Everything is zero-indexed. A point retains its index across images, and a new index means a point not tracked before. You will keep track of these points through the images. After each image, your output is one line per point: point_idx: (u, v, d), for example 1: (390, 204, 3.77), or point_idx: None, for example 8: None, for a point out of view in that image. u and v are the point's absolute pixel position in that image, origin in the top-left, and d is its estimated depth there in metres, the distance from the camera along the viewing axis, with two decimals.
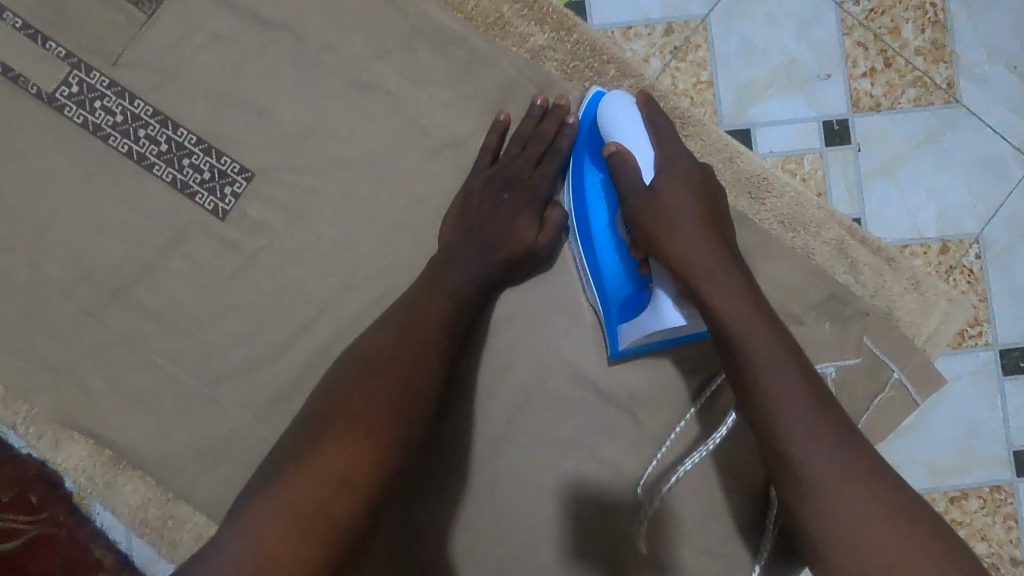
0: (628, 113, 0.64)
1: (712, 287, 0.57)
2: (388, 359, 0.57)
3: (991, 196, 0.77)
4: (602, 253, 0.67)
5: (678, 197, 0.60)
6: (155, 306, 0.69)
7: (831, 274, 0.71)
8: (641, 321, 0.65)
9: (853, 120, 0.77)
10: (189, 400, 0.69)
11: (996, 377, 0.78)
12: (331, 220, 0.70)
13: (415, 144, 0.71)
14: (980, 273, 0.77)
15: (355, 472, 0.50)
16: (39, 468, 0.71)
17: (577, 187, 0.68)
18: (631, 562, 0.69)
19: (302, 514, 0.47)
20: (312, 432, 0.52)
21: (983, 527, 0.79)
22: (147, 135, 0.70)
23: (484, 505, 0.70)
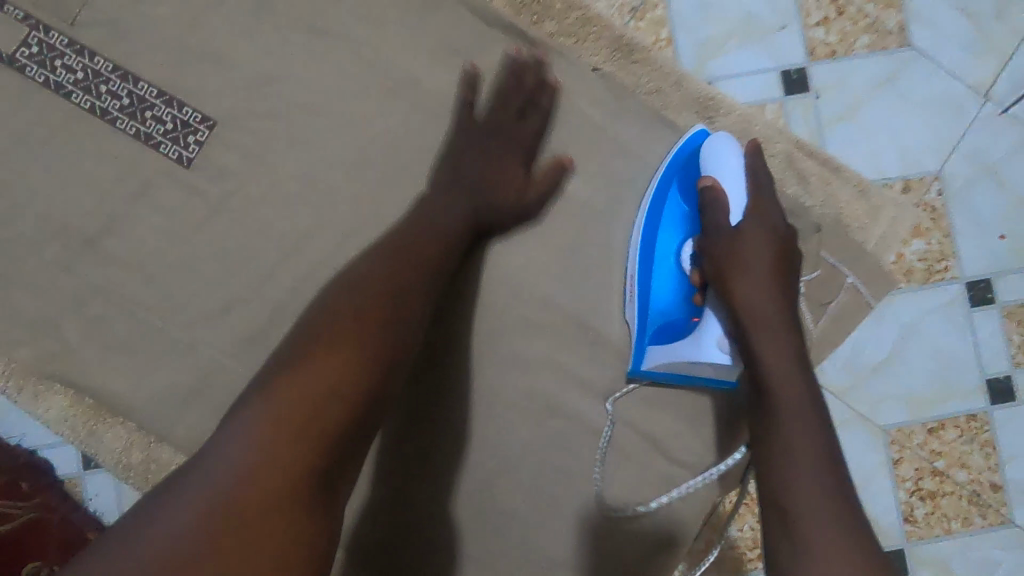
0: (732, 158, 0.68)
1: (762, 326, 0.61)
2: (375, 282, 0.56)
3: (949, 135, 0.80)
4: (659, 275, 0.70)
5: (758, 244, 0.64)
6: (125, 255, 0.71)
7: (783, 188, 0.74)
8: (674, 349, 0.69)
9: (811, 69, 0.80)
10: (164, 344, 0.70)
11: (964, 309, 0.81)
12: (293, 164, 0.72)
13: (374, 87, 0.73)
14: (942, 211, 0.80)
15: (344, 391, 0.50)
16: (30, 457, 0.77)
17: (654, 206, 0.71)
18: (605, 478, 0.72)
19: (293, 423, 0.48)
20: (297, 354, 0.52)
21: (962, 456, 0.81)
22: (109, 90, 0.71)
23: (460, 431, 0.72)
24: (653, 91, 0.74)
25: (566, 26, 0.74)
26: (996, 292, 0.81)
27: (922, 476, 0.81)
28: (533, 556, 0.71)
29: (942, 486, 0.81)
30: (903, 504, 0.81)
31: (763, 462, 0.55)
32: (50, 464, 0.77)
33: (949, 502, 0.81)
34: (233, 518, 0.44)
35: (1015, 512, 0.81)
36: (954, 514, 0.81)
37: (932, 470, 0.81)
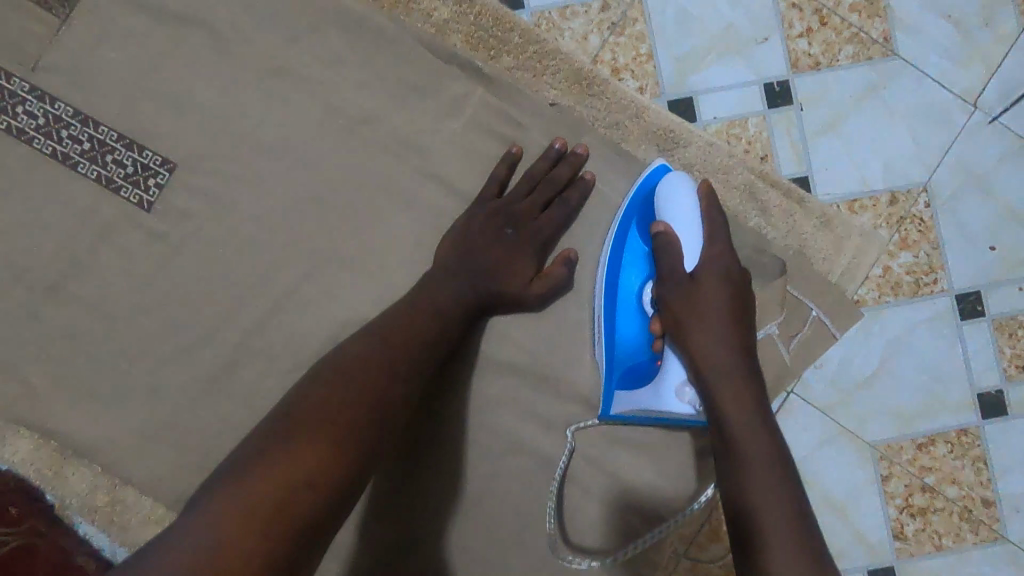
0: (687, 199, 0.68)
1: (727, 382, 0.62)
2: (359, 370, 0.57)
3: (935, 146, 0.78)
4: (623, 318, 0.71)
5: (713, 289, 0.66)
6: (88, 298, 0.71)
7: (744, 221, 0.73)
8: (639, 395, 0.70)
9: (793, 81, 0.78)
10: (128, 386, 0.71)
11: (954, 322, 0.79)
12: (252, 203, 0.72)
13: (332, 125, 0.73)
14: (930, 222, 0.78)
15: (320, 476, 0.50)
16: (20, 481, 0.75)
17: (615, 252, 0.71)
18: (570, 510, 0.72)
19: (260, 516, 0.47)
20: (279, 430, 0.53)
21: (953, 471, 0.80)
22: (70, 135, 0.72)
23: (422, 467, 0.72)
24: (612, 124, 0.74)
25: (523, 60, 0.74)
26: (986, 303, 0.79)
27: (912, 493, 0.80)
28: None
29: (932, 502, 0.80)
30: (892, 521, 0.80)
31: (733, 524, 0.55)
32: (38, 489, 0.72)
33: (940, 518, 0.80)
34: None
35: (1008, 527, 0.80)
36: (945, 531, 0.80)
37: (921, 485, 0.80)
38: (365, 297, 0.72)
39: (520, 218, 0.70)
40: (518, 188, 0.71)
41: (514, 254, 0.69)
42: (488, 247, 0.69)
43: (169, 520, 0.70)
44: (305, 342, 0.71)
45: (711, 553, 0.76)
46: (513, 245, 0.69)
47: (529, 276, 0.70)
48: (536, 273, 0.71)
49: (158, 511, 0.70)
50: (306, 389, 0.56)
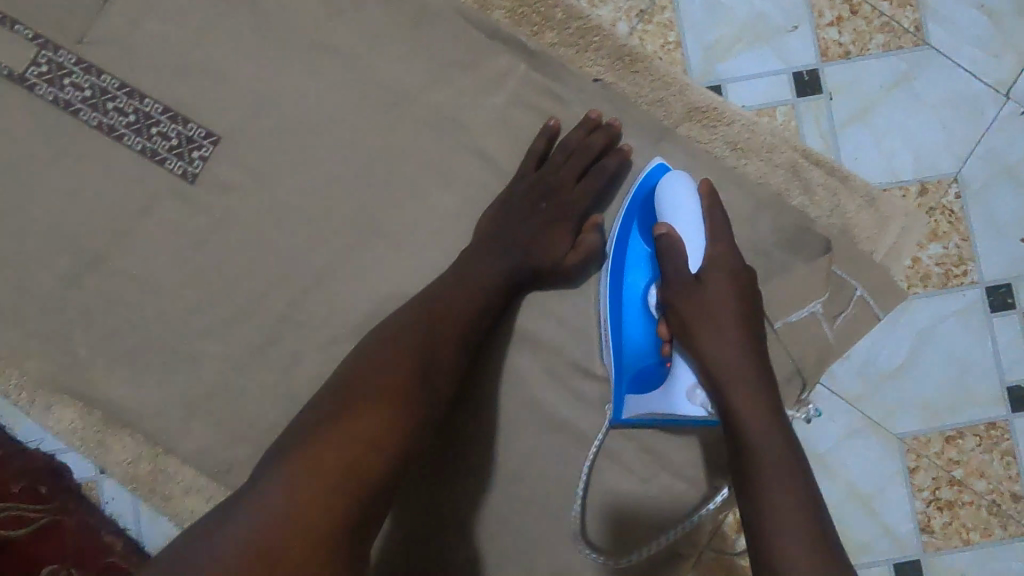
0: (687, 199, 0.67)
1: (737, 380, 0.60)
2: (408, 338, 0.58)
3: (966, 136, 0.77)
4: (629, 324, 0.69)
5: (721, 290, 0.64)
6: (132, 270, 0.72)
7: (788, 198, 0.72)
8: (650, 398, 0.68)
9: (823, 70, 0.77)
10: (171, 358, 0.71)
11: (984, 314, 0.79)
12: (295, 177, 0.72)
13: (374, 100, 0.73)
14: (960, 213, 0.78)
15: (384, 436, 0.52)
16: (51, 459, 0.76)
17: (618, 255, 0.70)
18: (608, 487, 0.72)
19: (334, 475, 0.49)
20: (339, 396, 0.54)
21: (981, 465, 0.79)
22: (115, 107, 0.72)
23: (461, 442, 0.72)
24: (656, 101, 0.74)
25: (567, 36, 0.74)
26: (1017, 298, 0.78)
27: (940, 486, 0.79)
28: (536, 568, 0.71)
29: (959, 496, 0.79)
30: (920, 514, 0.79)
31: (746, 522, 0.54)
32: (70, 467, 0.77)
33: (967, 513, 0.79)
34: (280, 548, 0.45)
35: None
36: (973, 524, 0.79)
37: (949, 478, 0.79)
38: (405, 272, 0.72)
39: (559, 190, 0.70)
40: (555, 160, 0.70)
41: (552, 224, 0.69)
42: (529, 219, 0.69)
43: (210, 490, 0.71)
44: (345, 315, 0.71)
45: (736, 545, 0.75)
46: (550, 215, 0.69)
47: (568, 246, 0.69)
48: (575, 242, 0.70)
49: (200, 480, 0.71)
50: (359, 357, 0.57)
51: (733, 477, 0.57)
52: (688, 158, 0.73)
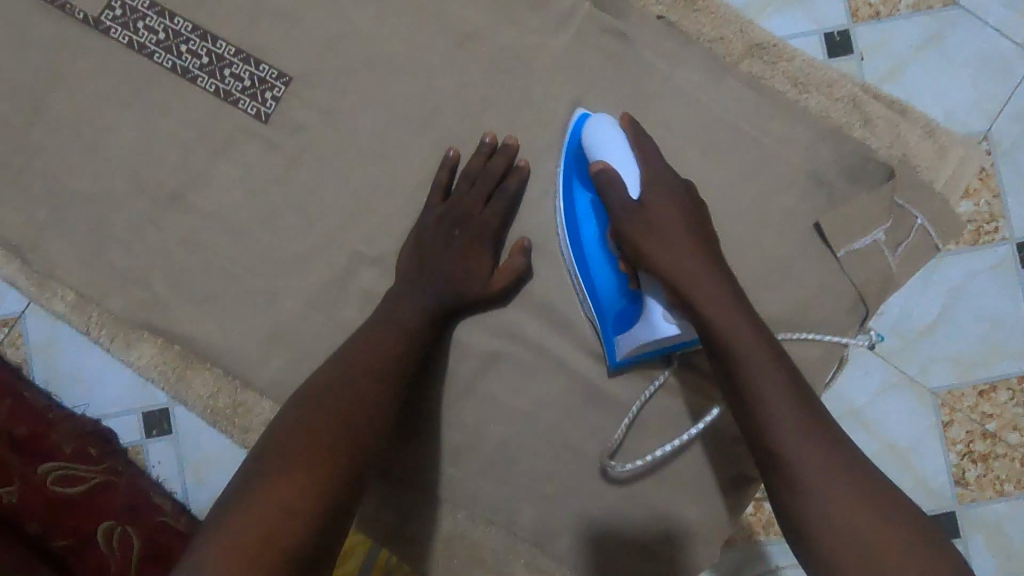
0: (611, 136, 0.66)
1: (704, 293, 0.58)
2: (328, 401, 0.59)
3: (997, 94, 0.78)
4: (595, 268, 0.68)
5: (665, 210, 0.62)
6: (208, 208, 0.73)
7: (850, 132, 0.74)
8: (634, 333, 0.67)
9: (854, 30, 0.78)
10: (247, 294, 0.73)
11: (1014, 269, 0.80)
12: (366, 115, 0.74)
13: (442, 40, 0.74)
14: (991, 170, 0.79)
15: (296, 498, 0.52)
16: (96, 424, 0.81)
17: (568, 209, 0.69)
18: (680, 417, 0.72)
19: (249, 547, 0.49)
20: (261, 464, 0.55)
21: (1015, 418, 0.81)
22: (188, 49, 0.74)
23: (530, 374, 0.73)
24: (717, 38, 0.76)
25: None
26: None
27: (974, 439, 0.81)
28: (606, 497, 0.72)
29: (993, 449, 0.81)
30: (954, 467, 0.81)
31: (750, 435, 0.55)
32: (114, 433, 0.81)
33: (1002, 465, 0.81)
34: None
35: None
36: (1007, 476, 0.81)
37: (983, 432, 0.81)
38: None
39: (472, 214, 0.70)
40: (460, 191, 0.71)
41: (468, 248, 0.69)
42: (444, 251, 0.69)
43: None
44: None
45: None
46: (465, 244, 0.69)
47: (489, 271, 0.70)
48: (496, 268, 0.71)
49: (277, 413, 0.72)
50: (281, 426, 0.58)
51: (727, 399, 0.57)
52: (750, 93, 0.74)
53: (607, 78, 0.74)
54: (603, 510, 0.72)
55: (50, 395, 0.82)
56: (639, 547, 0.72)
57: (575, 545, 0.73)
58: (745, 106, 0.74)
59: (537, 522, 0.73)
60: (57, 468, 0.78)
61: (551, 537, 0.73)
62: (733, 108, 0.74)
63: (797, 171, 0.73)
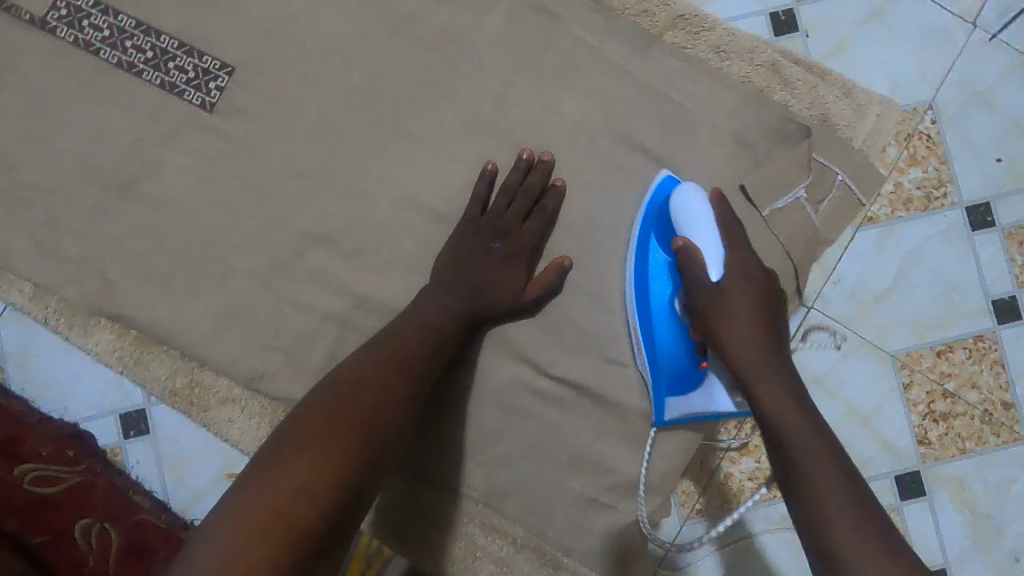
0: (699, 208, 0.69)
1: (762, 378, 0.64)
2: (356, 389, 0.63)
3: (939, 63, 0.86)
4: (658, 330, 0.72)
5: (739, 297, 0.66)
6: (157, 196, 0.76)
7: (770, 95, 0.78)
8: (691, 400, 0.71)
9: (798, 9, 0.85)
10: (198, 277, 0.75)
11: (964, 233, 0.86)
12: (307, 99, 0.76)
13: (378, 24, 0.77)
14: (937, 137, 0.86)
15: (314, 481, 0.55)
16: (72, 426, 0.82)
17: (640, 266, 0.73)
18: (621, 377, 0.75)
19: (266, 522, 0.52)
20: (287, 441, 0.58)
21: (972, 376, 0.86)
22: (133, 45, 0.76)
23: (476, 342, 0.75)
24: (641, 11, 0.79)
25: None
26: (995, 215, 0.86)
27: (934, 400, 0.86)
28: (554, 456, 0.75)
29: (954, 407, 0.86)
30: (915, 427, 0.86)
31: (786, 482, 0.59)
32: (91, 434, 0.83)
33: (962, 422, 0.86)
34: None
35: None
36: (967, 434, 0.86)
37: (943, 391, 0.86)
38: (416, 184, 0.76)
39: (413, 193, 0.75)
40: (498, 202, 0.74)
41: (482, 256, 0.72)
42: (478, 262, 0.72)
43: (246, 398, 0.75)
44: (364, 228, 0.76)
45: (743, 466, 0.80)
46: (504, 255, 0.73)
47: (523, 283, 0.73)
48: (529, 281, 0.74)
49: (235, 391, 0.76)
50: (310, 408, 0.61)
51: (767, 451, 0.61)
52: (674, 62, 0.77)
53: (540, 55, 0.77)
54: (552, 469, 0.75)
55: (26, 400, 0.83)
56: (587, 502, 0.75)
57: (527, 505, 0.75)
58: (672, 74, 0.77)
59: (487, 484, 0.76)
60: (32, 469, 0.79)
61: (504, 498, 0.76)
62: (660, 78, 0.78)
63: (722, 135, 0.77)
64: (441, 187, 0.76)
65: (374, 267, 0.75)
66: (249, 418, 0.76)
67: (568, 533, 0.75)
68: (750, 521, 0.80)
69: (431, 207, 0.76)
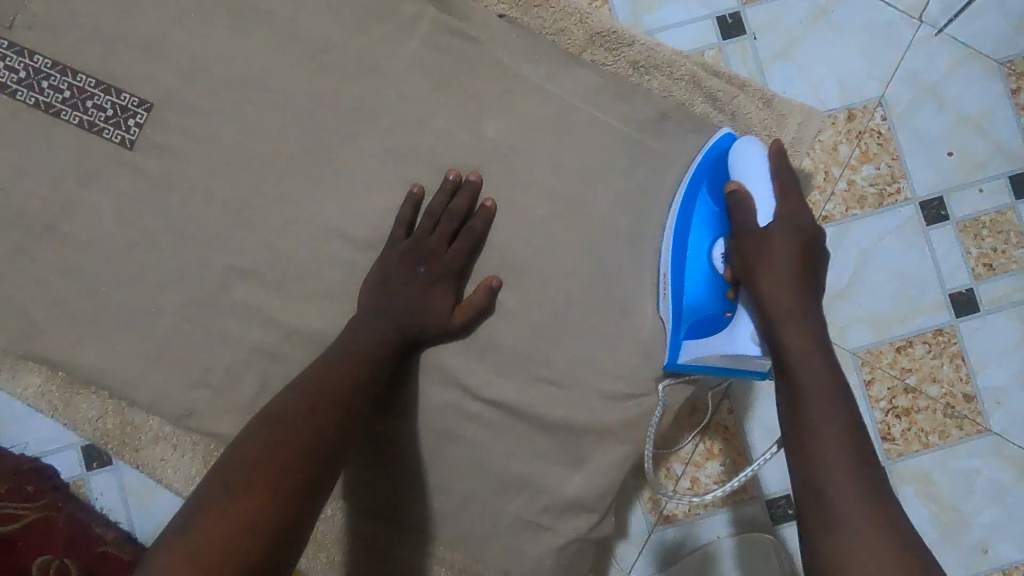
0: (759, 160, 0.70)
1: (791, 323, 0.63)
2: (299, 416, 0.62)
3: (887, 60, 0.88)
4: (690, 274, 0.71)
5: (786, 245, 0.66)
6: (79, 236, 0.75)
7: (691, 107, 0.79)
8: (711, 344, 0.70)
9: (745, 12, 0.88)
10: (124, 315, 0.75)
11: (919, 228, 0.88)
12: (228, 132, 0.76)
13: (296, 54, 0.77)
14: (888, 134, 0.88)
15: (258, 515, 0.54)
16: (35, 462, 0.84)
17: (685, 209, 0.73)
18: (553, 398, 0.75)
19: (209, 560, 0.50)
20: (228, 472, 0.57)
21: (933, 370, 0.88)
22: (50, 85, 0.76)
23: (409, 369, 0.75)
24: (557, 30, 0.80)
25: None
26: (948, 210, 0.88)
27: (896, 395, 0.88)
28: (488, 480, 0.75)
29: (916, 402, 0.88)
30: (879, 424, 0.88)
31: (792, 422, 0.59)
32: (54, 468, 0.85)
33: (924, 416, 0.88)
34: None
35: (989, 420, 0.87)
36: (930, 429, 0.88)
37: (905, 386, 0.88)
38: (338, 213, 0.76)
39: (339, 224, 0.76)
40: (422, 226, 0.73)
41: (408, 279, 0.72)
42: (405, 288, 0.71)
43: (178, 435, 0.76)
44: (289, 259, 0.75)
45: (709, 470, 0.85)
46: (428, 279, 0.72)
47: (449, 307, 0.73)
48: (456, 304, 0.73)
49: (167, 428, 0.76)
50: (251, 436, 0.60)
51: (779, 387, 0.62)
52: (591, 79, 0.78)
53: (459, 77, 0.77)
54: (487, 492, 0.75)
55: None
56: (524, 524, 0.75)
57: (463, 529, 0.76)
58: (592, 91, 0.78)
59: (423, 509, 0.76)
60: None
61: (439, 523, 0.76)
62: (580, 95, 0.78)
63: (645, 151, 0.76)
64: (365, 215, 0.76)
65: (301, 298, 0.75)
66: (182, 455, 0.76)
67: (505, 555, 0.76)
68: (727, 520, 0.85)
69: (355, 235, 0.76)
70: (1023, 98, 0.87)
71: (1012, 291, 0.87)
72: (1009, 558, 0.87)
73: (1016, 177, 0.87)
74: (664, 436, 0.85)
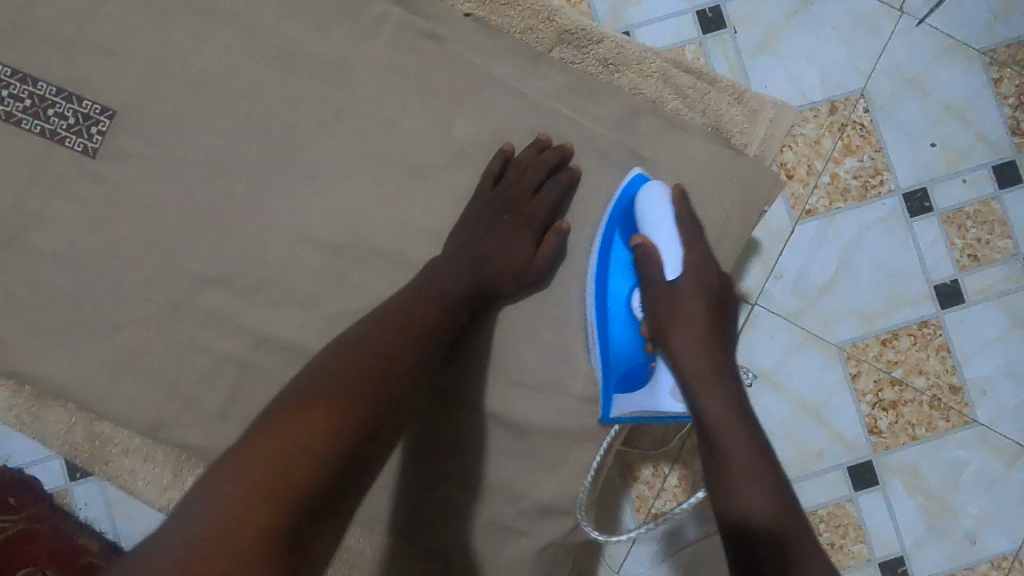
0: (662, 209, 0.71)
1: (705, 377, 0.66)
2: (365, 352, 0.60)
3: (869, 52, 0.87)
4: (613, 323, 0.73)
5: (693, 297, 0.69)
6: (43, 246, 0.74)
7: (663, 105, 0.78)
8: (636, 397, 0.72)
9: (726, 6, 0.87)
10: (92, 327, 0.74)
11: (903, 220, 0.87)
12: (192, 139, 0.75)
13: (261, 58, 0.76)
14: (870, 126, 0.87)
15: (316, 443, 0.52)
16: (18, 475, 0.85)
17: (601, 258, 0.73)
18: (530, 402, 0.74)
19: (264, 484, 0.48)
20: (290, 401, 0.55)
21: (919, 362, 0.87)
22: (10, 94, 0.75)
23: (481, 326, 0.74)
24: (527, 29, 0.79)
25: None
26: (932, 201, 0.87)
27: (882, 388, 0.87)
28: (467, 486, 0.74)
29: (902, 395, 0.87)
30: (865, 418, 0.87)
31: (714, 475, 0.62)
32: (38, 480, 0.86)
33: (911, 409, 0.87)
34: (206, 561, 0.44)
35: (976, 410, 0.87)
36: (917, 420, 0.87)
37: (891, 379, 0.87)
38: (306, 219, 0.75)
39: (309, 230, 0.74)
40: (510, 177, 0.73)
41: (510, 234, 0.72)
42: (484, 241, 0.72)
43: (148, 446, 0.74)
44: (258, 266, 0.74)
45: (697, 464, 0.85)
46: (509, 229, 0.72)
47: (530, 257, 0.72)
48: (536, 250, 0.73)
49: (136, 439, 0.75)
50: (310, 371, 0.58)
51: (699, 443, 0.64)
52: (561, 79, 0.77)
53: (428, 78, 0.76)
54: (466, 498, 0.74)
55: None
56: (502, 530, 0.74)
57: (442, 536, 0.75)
58: (564, 93, 0.77)
59: (401, 515, 0.75)
60: None
61: (417, 531, 0.75)
62: (553, 94, 0.77)
63: (617, 151, 0.75)
64: (333, 221, 0.75)
65: (272, 305, 0.74)
66: (152, 466, 0.75)
67: (484, 562, 0.75)
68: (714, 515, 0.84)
69: (326, 241, 0.74)
70: (1004, 88, 0.87)
71: (998, 281, 0.87)
72: (998, 548, 0.86)
73: (1000, 167, 0.87)
74: (647, 433, 0.85)
